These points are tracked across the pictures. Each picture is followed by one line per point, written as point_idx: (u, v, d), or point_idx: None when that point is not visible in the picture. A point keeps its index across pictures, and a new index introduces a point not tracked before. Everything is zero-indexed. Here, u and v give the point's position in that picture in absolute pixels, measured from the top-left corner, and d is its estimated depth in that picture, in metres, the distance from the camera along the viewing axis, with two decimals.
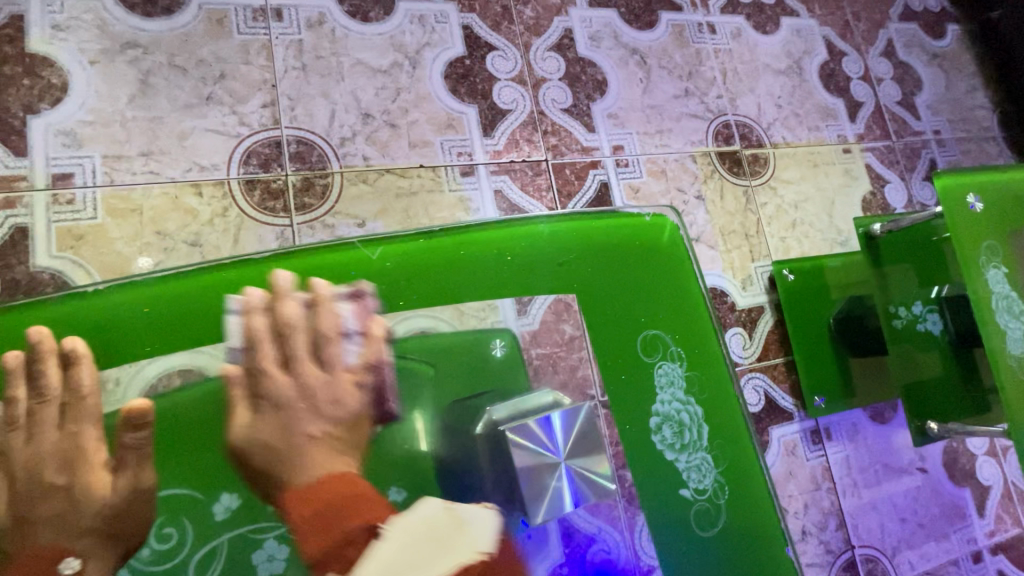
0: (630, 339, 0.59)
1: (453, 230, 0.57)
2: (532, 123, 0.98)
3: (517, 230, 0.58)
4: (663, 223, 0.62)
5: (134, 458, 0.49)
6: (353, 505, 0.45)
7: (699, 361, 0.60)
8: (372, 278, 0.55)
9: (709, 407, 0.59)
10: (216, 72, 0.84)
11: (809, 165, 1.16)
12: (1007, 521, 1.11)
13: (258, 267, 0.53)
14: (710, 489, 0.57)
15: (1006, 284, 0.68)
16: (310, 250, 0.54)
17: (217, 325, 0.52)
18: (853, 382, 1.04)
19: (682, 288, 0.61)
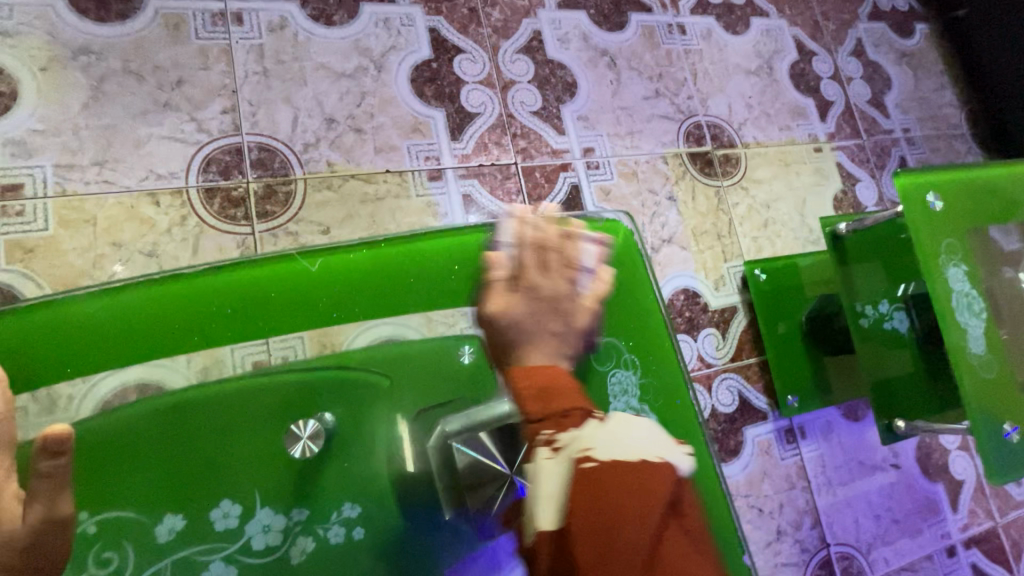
0: (586, 347, 0.58)
1: (401, 240, 0.56)
2: (501, 126, 0.98)
3: (468, 240, 0.57)
4: (618, 227, 0.62)
5: (49, 488, 0.43)
6: (569, 392, 0.52)
7: (656, 368, 0.60)
8: (310, 289, 0.53)
9: (665, 415, 0.58)
10: (173, 78, 0.82)
11: (781, 165, 1.16)
12: (980, 514, 1.12)
13: (195, 281, 0.51)
14: None
15: (966, 282, 0.69)
16: (250, 263, 0.52)
17: (154, 342, 0.50)
18: (826, 381, 1.04)
19: (637, 294, 0.61)
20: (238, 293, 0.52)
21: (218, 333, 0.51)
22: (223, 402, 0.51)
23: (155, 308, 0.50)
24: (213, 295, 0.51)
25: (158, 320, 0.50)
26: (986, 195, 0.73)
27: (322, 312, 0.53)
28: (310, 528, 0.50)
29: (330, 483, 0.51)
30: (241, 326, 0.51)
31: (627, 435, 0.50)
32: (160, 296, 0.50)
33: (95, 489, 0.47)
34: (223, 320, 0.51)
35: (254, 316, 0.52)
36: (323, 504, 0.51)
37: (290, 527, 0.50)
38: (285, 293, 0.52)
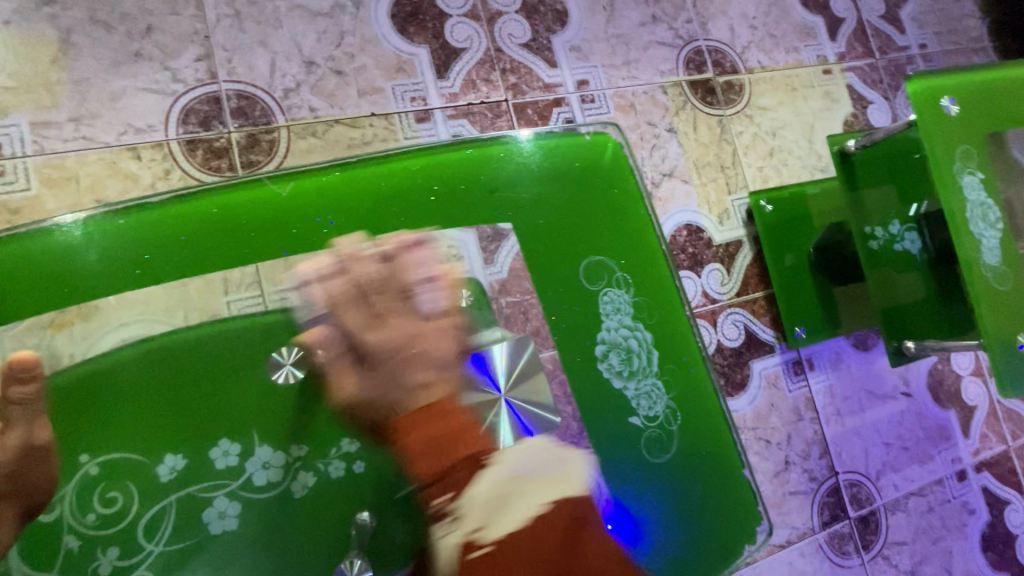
0: (574, 266, 0.56)
1: (375, 161, 0.54)
2: (488, 61, 0.93)
3: (445, 158, 0.55)
4: (602, 139, 0.59)
5: (22, 415, 0.45)
6: (454, 440, 0.43)
7: (646, 284, 0.58)
8: (285, 214, 0.52)
9: (658, 332, 0.58)
10: (142, 26, 0.79)
11: (787, 89, 1.10)
12: (992, 438, 1.11)
13: (166, 211, 0.50)
14: (661, 416, 0.56)
15: (982, 191, 0.65)
16: (220, 189, 0.51)
17: (127, 274, 0.49)
18: (835, 308, 1.02)
19: (627, 209, 0.59)
20: (209, 219, 0.51)
21: (193, 263, 0.50)
22: (203, 339, 0.50)
23: (127, 238, 0.49)
24: (181, 224, 0.50)
25: (132, 251, 0.49)
26: (995, 98, 0.68)
27: (296, 237, 0.52)
28: (310, 463, 0.50)
29: (324, 420, 0.51)
30: (215, 253, 0.51)
31: (515, 476, 0.43)
32: (134, 226, 0.50)
33: (89, 431, 0.47)
34: (197, 249, 0.50)
35: (228, 244, 0.51)
36: (320, 439, 0.51)
37: (290, 462, 0.50)
38: (259, 219, 0.51)
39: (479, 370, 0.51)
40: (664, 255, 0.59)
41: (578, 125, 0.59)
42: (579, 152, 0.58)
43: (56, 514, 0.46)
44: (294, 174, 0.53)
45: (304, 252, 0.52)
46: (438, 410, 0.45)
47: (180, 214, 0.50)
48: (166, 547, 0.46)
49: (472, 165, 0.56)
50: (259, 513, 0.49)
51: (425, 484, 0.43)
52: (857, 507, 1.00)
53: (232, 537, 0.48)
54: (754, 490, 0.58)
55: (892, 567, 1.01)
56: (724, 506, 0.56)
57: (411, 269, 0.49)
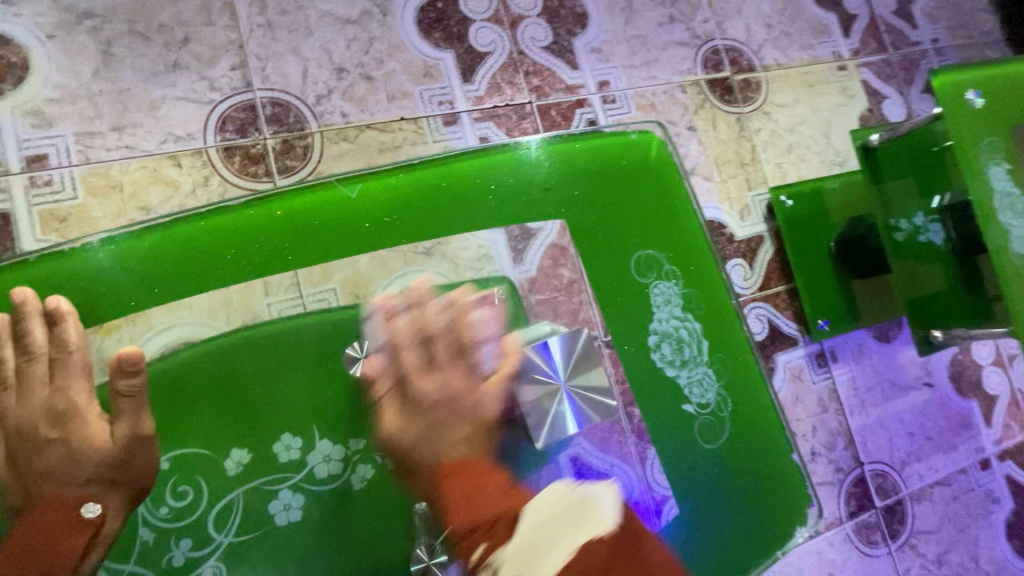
0: (625, 261, 0.58)
1: (431, 162, 0.55)
2: (512, 64, 0.95)
3: (499, 158, 0.57)
4: (650, 137, 0.60)
5: (129, 406, 0.48)
6: (482, 493, 0.49)
7: (696, 277, 0.60)
8: (347, 214, 0.54)
9: (707, 323, 0.59)
10: (179, 36, 0.81)
11: (804, 86, 1.12)
12: (1014, 427, 1.12)
13: (231, 215, 0.52)
14: (713, 403, 0.57)
15: (1008, 181, 0.66)
16: (283, 193, 0.53)
17: (197, 278, 0.51)
18: (855, 303, 1.03)
19: (675, 204, 0.60)
20: (277, 221, 0.52)
21: (264, 263, 0.52)
22: (263, 338, 0.51)
23: (197, 241, 0.51)
24: (246, 227, 0.52)
25: (205, 253, 0.51)
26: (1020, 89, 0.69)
27: (358, 237, 0.54)
28: (369, 455, 0.52)
29: (381, 416, 0.53)
30: (284, 254, 0.52)
31: (539, 517, 0.47)
32: (206, 229, 0.51)
33: (165, 430, 0.50)
34: (268, 249, 0.52)
35: (294, 245, 0.52)
36: (377, 433, 0.52)
37: (349, 455, 0.52)
38: (322, 221, 0.53)
39: (542, 359, 0.52)
40: (711, 248, 0.61)
41: (625, 123, 0.60)
42: (628, 149, 0.59)
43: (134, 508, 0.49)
44: (357, 175, 0.54)
45: (370, 249, 0.54)
46: (466, 468, 0.51)
47: (249, 217, 0.52)
48: (236, 538, 0.49)
49: (526, 163, 0.57)
50: (321, 504, 0.51)
51: (463, 536, 0.47)
52: (883, 497, 1.02)
53: (297, 527, 0.50)
54: (805, 474, 0.59)
55: (919, 556, 1.02)
56: (776, 491, 0.57)
57: (480, 328, 0.54)
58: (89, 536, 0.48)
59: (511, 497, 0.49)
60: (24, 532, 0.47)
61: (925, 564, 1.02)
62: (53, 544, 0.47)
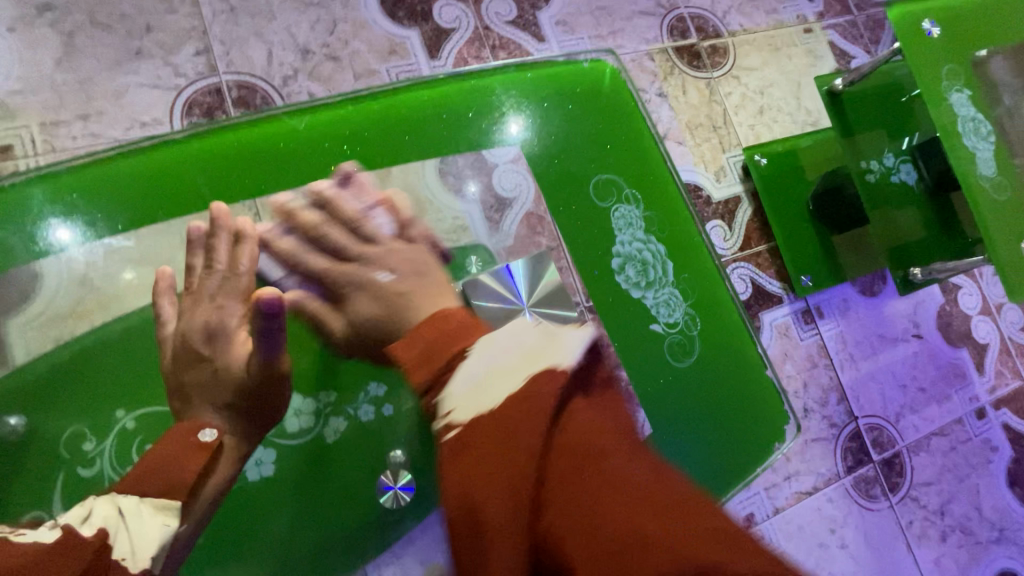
0: (583, 184, 0.61)
1: (386, 96, 0.58)
2: (478, 39, 0.95)
3: (454, 88, 0.59)
4: (603, 66, 0.63)
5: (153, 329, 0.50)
6: (454, 338, 0.47)
7: (655, 199, 0.62)
8: (305, 146, 0.56)
9: (670, 245, 0.62)
10: (142, 25, 0.81)
11: (770, 49, 1.12)
12: (1007, 375, 1.12)
13: (190, 149, 0.54)
14: (681, 322, 0.59)
15: (971, 107, 0.67)
16: (239, 128, 0.55)
17: (158, 207, 0.53)
18: (836, 257, 1.04)
19: (629, 128, 0.63)
20: (228, 152, 0.55)
21: (218, 193, 0.54)
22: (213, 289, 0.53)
23: (150, 171, 0.54)
24: (208, 158, 0.55)
25: (161, 183, 0.54)
26: (973, 21, 0.70)
27: (318, 167, 0.56)
28: (340, 408, 0.53)
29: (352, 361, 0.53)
30: (238, 182, 0.55)
31: (500, 355, 0.45)
32: (163, 161, 0.54)
33: (130, 388, 0.51)
34: (223, 180, 0.55)
35: (254, 176, 0.55)
36: (351, 386, 0.53)
37: (321, 408, 0.53)
38: (282, 154, 0.56)
39: (507, 284, 0.54)
40: (669, 169, 0.63)
41: (577, 53, 0.63)
42: (579, 78, 0.62)
43: (97, 469, 0.48)
44: (310, 109, 0.57)
45: (327, 180, 0.56)
46: (443, 317, 0.48)
47: (205, 150, 0.55)
48: None
49: (480, 94, 0.60)
50: (293, 462, 0.51)
51: (425, 386, 0.46)
52: (880, 450, 1.01)
53: (269, 483, 0.51)
54: (780, 393, 0.61)
55: (921, 508, 1.01)
56: (751, 413, 0.59)
57: (358, 204, 0.55)
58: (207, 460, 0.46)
59: (467, 337, 0.47)
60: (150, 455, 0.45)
61: (927, 516, 1.01)
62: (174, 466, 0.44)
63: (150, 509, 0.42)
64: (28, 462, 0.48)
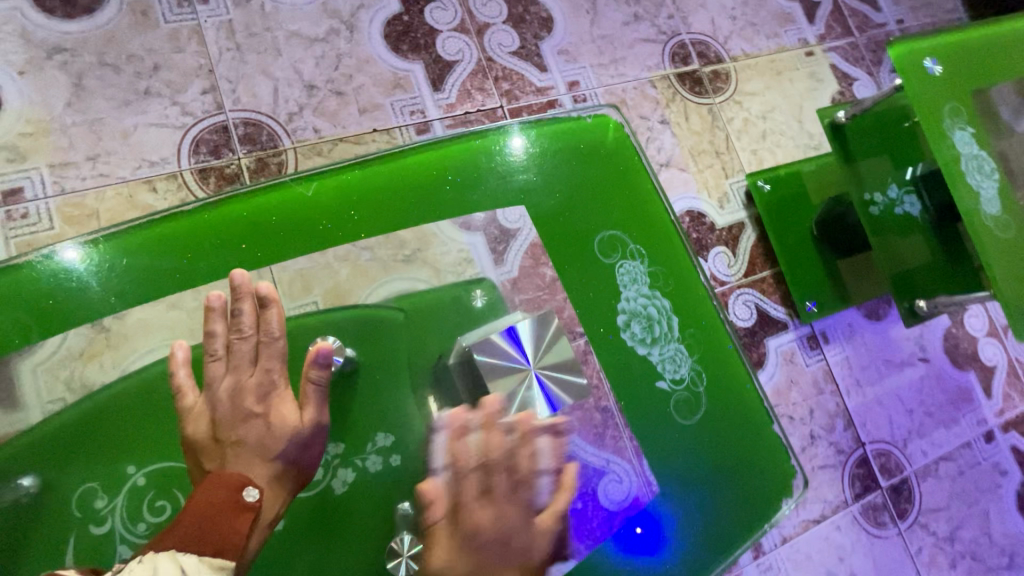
0: (588, 241, 0.62)
1: (394, 157, 0.59)
2: (481, 70, 0.96)
3: (459, 149, 0.61)
4: (604, 122, 0.65)
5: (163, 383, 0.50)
6: None
7: (658, 253, 0.64)
8: (314, 208, 0.57)
9: (674, 299, 0.63)
10: (150, 65, 0.82)
11: (772, 73, 1.13)
12: (1015, 397, 1.11)
13: (203, 218, 0.56)
14: (687, 378, 0.61)
15: (974, 144, 0.67)
16: (250, 194, 0.57)
17: (172, 276, 0.55)
18: (843, 282, 1.03)
19: (631, 183, 0.65)
20: (237, 221, 0.56)
21: (228, 260, 0.55)
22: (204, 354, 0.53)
23: (165, 241, 0.55)
24: (219, 225, 0.56)
25: (175, 252, 0.55)
26: (974, 58, 0.70)
27: (327, 229, 0.57)
28: (348, 460, 0.53)
29: (363, 413, 0.54)
30: (244, 252, 0.55)
31: None
32: (177, 230, 0.55)
33: (140, 442, 0.51)
34: (235, 246, 0.56)
35: (264, 241, 0.56)
36: (360, 436, 0.53)
37: (329, 460, 0.52)
38: (292, 217, 0.57)
39: (513, 346, 0.54)
40: (672, 223, 0.65)
41: (578, 110, 0.65)
42: (582, 136, 0.64)
43: (109, 527, 0.49)
44: (313, 175, 0.58)
45: (336, 245, 0.57)
46: None
47: (217, 217, 0.56)
48: None
49: (486, 154, 0.62)
50: (300, 513, 0.51)
51: None
52: (888, 477, 1.00)
53: (279, 538, 0.50)
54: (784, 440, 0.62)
55: (930, 535, 1.00)
56: (760, 460, 0.61)
57: (540, 460, 0.52)
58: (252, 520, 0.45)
59: None
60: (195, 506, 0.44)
61: (937, 543, 1.01)
62: (220, 527, 0.44)
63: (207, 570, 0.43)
64: (41, 521, 0.48)
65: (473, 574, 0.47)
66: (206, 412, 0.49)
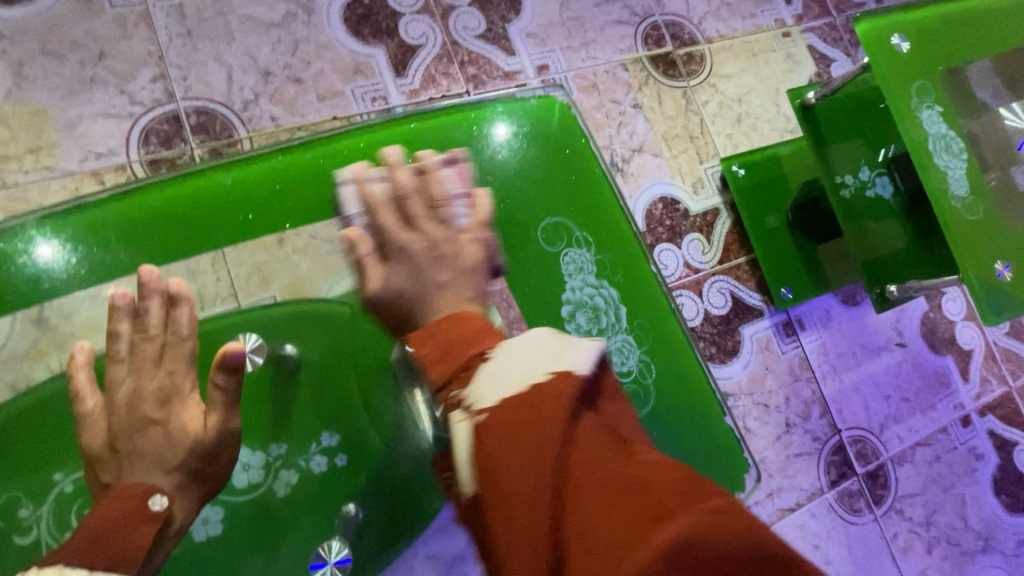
0: (533, 229, 0.60)
1: (330, 141, 0.58)
2: (446, 55, 0.93)
3: (397, 132, 0.59)
4: (551, 102, 0.64)
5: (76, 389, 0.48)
6: (471, 337, 0.44)
7: (608, 240, 0.62)
8: (247, 196, 0.56)
9: (624, 288, 0.62)
10: (95, 52, 0.79)
11: (748, 55, 1.10)
12: (993, 381, 1.10)
13: (125, 207, 0.54)
14: (635, 370, 0.60)
15: (943, 124, 0.65)
16: (176, 181, 0.55)
17: (90, 272, 0.53)
18: (820, 268, 1.01)
19: (578, 165, 0.63)
20: (163, 210, 0.54)
21: (155, 252, 0.54)
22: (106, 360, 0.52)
23: (82, 232, 0.53)
24: (143, 215, 0.54)
25: (94, 245, 0.53)
26: (943, 35, 0.68)
27: (263, 218, 0.56)
28: (291, 460, 0.53)
29: (305, 413, 0.54)
30: (167, 245, 0.54)
31: (526, 360, 0.40)
32: (98, 220, 0.53)
33: (69, 450, 0.50)
34: (162, 238, 0.54)
35: (195, 232, 0.54)
36: (302, 436, 0.53)
37: (270, 462, 0.52)
38: (224, 205, 0.55)
39: None
40: (621, 207, 0.63)
41: (524, 90, 0.63)
42: (527, 117, 0.63)
43: (34, 536, 0.48)
44: (238, 162, 0.56)
45: (262, 236, 0.56)
46: (465, 317, 0.46)
47: (141, 206, 0.54)
48: None
49: (427, 135, 0.60)
50: (242, 514, 0.51)
51: (442, 386, 0.42)
52: (864, 463, 1.00)
53: (218, 542, 0.51)
54: (737, 436, 0.61)
55: (906, 520, 1.00)
56: (718, 456, 0.60)
57: (444, 191, 0.53)
58: (155, 531, 0.44)
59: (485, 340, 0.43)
60: (91, 521, 0.42)
61: (912, 528, 1.00)
62: (119, 540, 0.42)
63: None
64: None
65: (410, 279, 0.49)
66: (105, 418, 0.48)
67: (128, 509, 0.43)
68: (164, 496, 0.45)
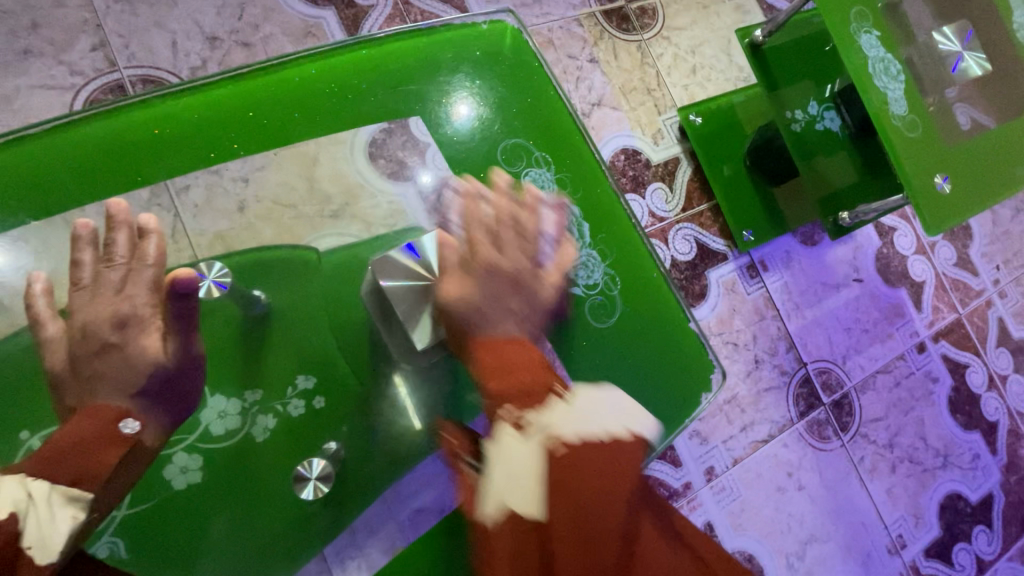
0: (494, 151, 0.66)
1: (294, 68, 0.62)
2: (398, 14, 0.92)
3: (356, 58, 0.63)
4: (501, 28, 0.68)
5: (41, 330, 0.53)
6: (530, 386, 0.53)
7: (565, 160, 0.69)
8: (218, 121, 0.59)
9: (585, 204, 0.68)
10: (26, 22, 0.75)
11: (699, 7, 1.12)
12: (944, 309, 1.17)
13: (83, 132, 0.56)
14: (601, 282, 0.67)
15: (880, 48, 0.68)
16: (140, 106, 0.57)
17: (47, 195, 0.55)
18: (778, 210, 1.05)
19: (531, 87, 0.69)
20: (129, 135, 0.57)
21: (123, 174, 0.57)
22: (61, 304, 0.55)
23: (38, 161, 0.55)
24: (106, 138, 0.56)
25: (54, 169, 0.55)
26: None
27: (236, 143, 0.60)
28: (268, 406, 0.58)
29: (281, 354, 0.59)
30: (136, 169, 0.57)
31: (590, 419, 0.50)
32: (60, 144, 0.55)
33: (33, 406, 0.53)
34: (133, 162, 0.57)
35: (166, 156, 0.58)
36: (277, 383, 0.59)
37: (246, 407, 0.58)
38: (195, 129, 0.59)
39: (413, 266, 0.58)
40: (576, 126, 0.69)
41: (475, 16, 0.68)
42: (478, 41, 0.68)
43: None
44: (196, 91, 0.59)
45: (228, 159, 0.59)
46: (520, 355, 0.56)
47: (102, 129, 0.56)
48: (130, 510, 0.53)
49: (387, 63, 0.64)
50: (221, 459, 0.56)
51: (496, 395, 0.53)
52: (829, 393, 1.04)
53: (198, 487, 0.56)
54: (697, 333, 0.69)
55: (871, 444, 1.06)
56: (680, 357, 0.68)
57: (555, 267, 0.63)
58: (122, 452, 0.49)
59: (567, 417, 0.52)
60: (66, 436, 0.48)
61: (878, 451, 1.06)
62: (87, 457, 0.47)
63: (59, 500, 0.46)
64: None
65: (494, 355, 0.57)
66: (65, 346, 0.52)
67: (99, 426, 0.49)
68: (135, 420, 0.51)
